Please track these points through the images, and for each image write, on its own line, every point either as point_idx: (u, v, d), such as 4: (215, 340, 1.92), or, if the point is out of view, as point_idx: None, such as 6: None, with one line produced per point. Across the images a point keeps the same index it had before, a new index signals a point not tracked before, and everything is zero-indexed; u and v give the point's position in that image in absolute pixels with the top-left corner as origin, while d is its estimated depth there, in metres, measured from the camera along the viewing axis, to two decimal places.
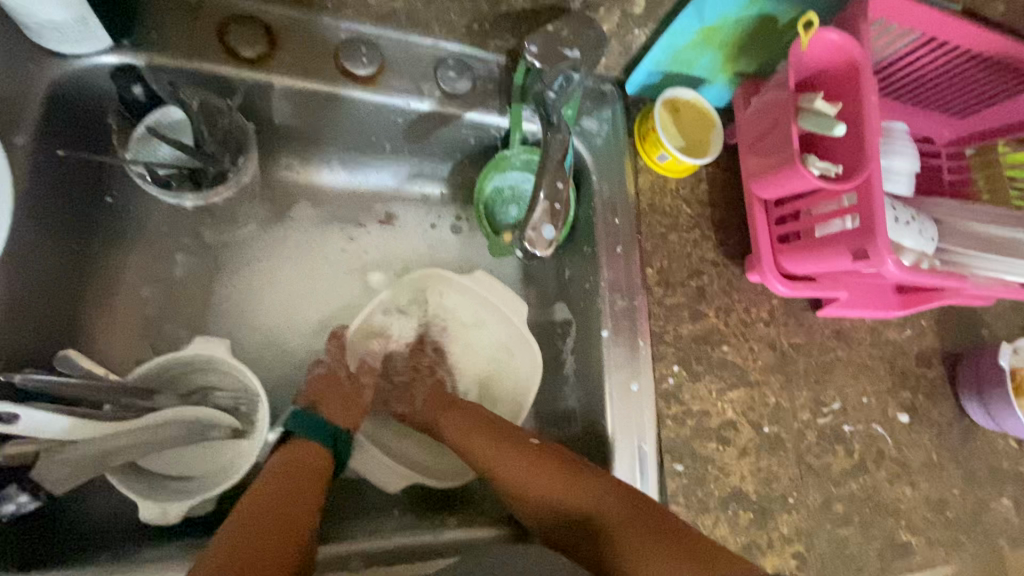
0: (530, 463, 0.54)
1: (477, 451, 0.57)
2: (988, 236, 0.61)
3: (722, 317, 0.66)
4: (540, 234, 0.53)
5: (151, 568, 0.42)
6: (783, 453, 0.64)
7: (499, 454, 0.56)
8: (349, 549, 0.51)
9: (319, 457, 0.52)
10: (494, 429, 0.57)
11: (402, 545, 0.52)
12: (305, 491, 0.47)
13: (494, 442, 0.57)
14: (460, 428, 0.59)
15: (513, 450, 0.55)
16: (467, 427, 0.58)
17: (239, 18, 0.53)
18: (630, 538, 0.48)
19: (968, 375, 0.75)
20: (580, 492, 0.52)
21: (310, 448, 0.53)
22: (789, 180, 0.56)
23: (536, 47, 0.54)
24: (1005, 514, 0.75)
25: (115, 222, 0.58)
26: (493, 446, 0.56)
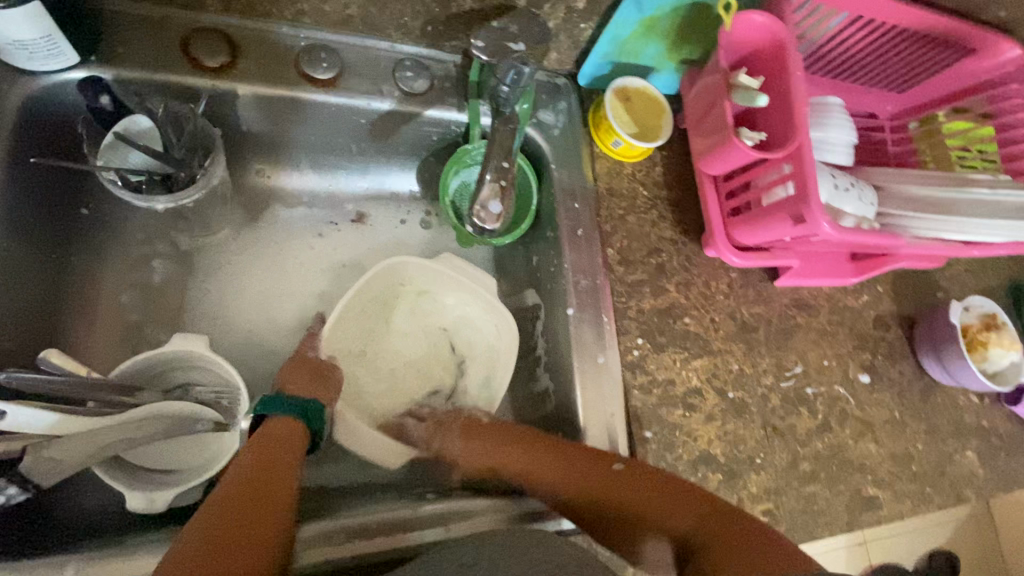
0: (600, 480, 0.55)
1: (543, 476, 0.57)
2: (923, 197, 0.64)
3: (682, 291, 0.69)
4: (489, 210, 0.57)
5: (137, 548, 0.44)
6: (748, 416, 0.67)
7: (568, 474, 0.56)
8: (326, 531, 0.52)
9: (289, 434, 0.53)
10: (557, 450, 0.58)
11: (377, 521, 0.53)
12: (281, 470, 0.49)
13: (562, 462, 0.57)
14: (522, 453, 0.59)
15: (589, 471, 0.56)
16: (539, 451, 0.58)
17: (203, 31, 0.56)
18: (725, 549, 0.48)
19: (925, 335, 0.79)
20: (667, 511, 0.53)
21: (280, 426, 0.54)
22: (729, 154, 0.59)
23: (481, 41, 0.55)
24: (969, 466, 0.79)
25: (92, 233, 0.60)
26: (562, 468, 0.57)
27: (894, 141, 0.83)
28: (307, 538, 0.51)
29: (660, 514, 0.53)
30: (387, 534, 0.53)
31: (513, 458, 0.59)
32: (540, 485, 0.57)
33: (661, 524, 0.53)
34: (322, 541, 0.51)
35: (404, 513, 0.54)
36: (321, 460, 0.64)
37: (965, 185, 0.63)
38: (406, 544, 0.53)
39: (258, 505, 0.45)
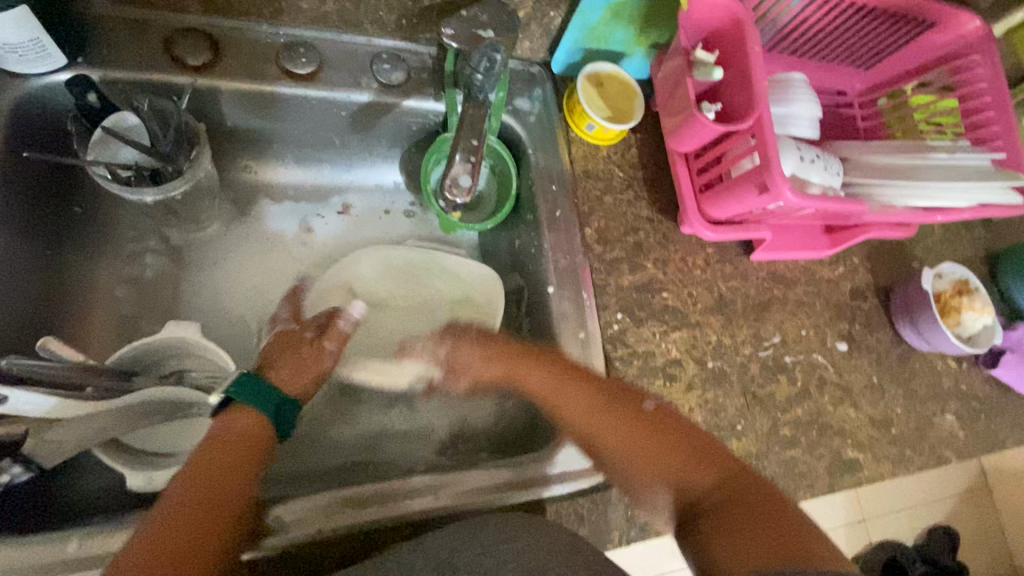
0: (632, 425, 0.55)
1: (576, 412, 0.57)
2: (885, 164, 0.68)
3: (660, 267, 0.72)
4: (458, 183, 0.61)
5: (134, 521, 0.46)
6: (727, 384, 0.70)
7: (599, 417, 0.56)
8: (313, 506, 0.54)
9: (254, 431, 0.51)
10: (597, 393, 0.57)
11: (362, 494, 0.55)
12: (242, 475, 0.48)
13: (598, 405, 0.57)
14: (559, 391, 0.58)
15: (619, 409, 0.56)
16: (572, 382, 0.58)
17: (185, 31, 0.58)
18: (735, 523, 0.47)
19: (900, 303, 0.81)
20: (689, 471, 0.52)
21: (242, 422, 0.51)
22: (695, 130, 0.62)
23: (453, 29, 0.59)
24: (949, 428, 0.80)
25: (85, 231, 0.62)
26: (595, 409, 0.56)
27: (864, 117, 0.85)
28: (293, 515, 0.53)
29: (683, 471, 0.52)
30: (374, 506, 0.55)
31: (543, 389, 0.59)
32: (566, 420, 0.57)
33: (676, 483, 0.52)
34: (309, 516, 0.53)
35: (387, 485, 0.56)
36: (316, 443, 0.66)
37: (924, 152, 0.67)
38: (392, 515, 0.55)
39: (212, 517, 0.44)
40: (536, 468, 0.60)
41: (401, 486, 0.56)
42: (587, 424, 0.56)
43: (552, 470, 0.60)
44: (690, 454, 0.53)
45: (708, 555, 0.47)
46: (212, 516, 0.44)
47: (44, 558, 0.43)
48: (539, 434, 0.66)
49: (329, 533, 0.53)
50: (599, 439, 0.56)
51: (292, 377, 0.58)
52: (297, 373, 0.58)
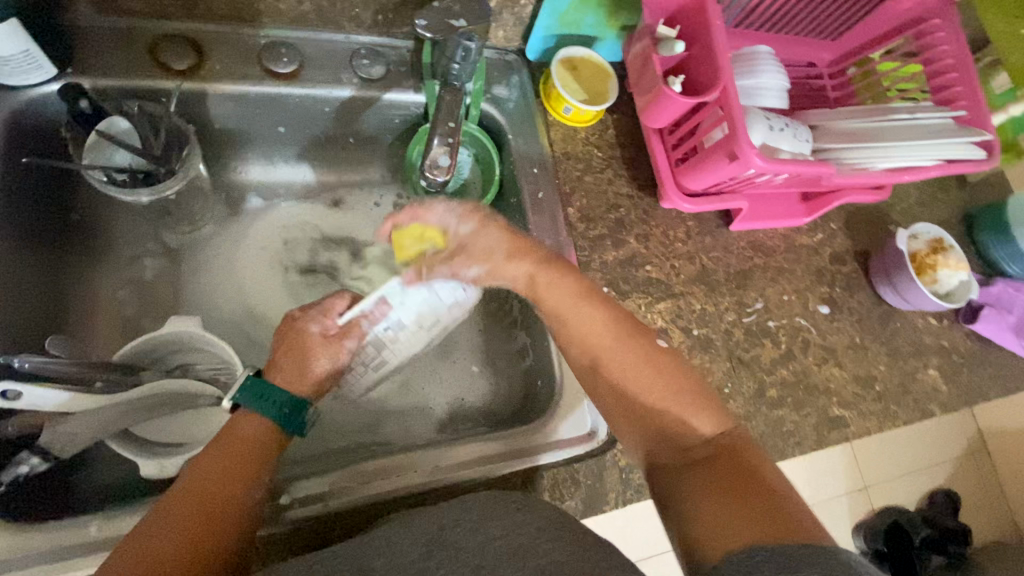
0: (647, 360, 0.54)
1: (600, 341, 0.56)
2: (850, 129, 0.70)
3: (642, 242, 0.74)
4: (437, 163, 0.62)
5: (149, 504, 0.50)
6: (713, 350, 0.73)
7: (619, 345, 0.55)
8: (321, 485, 0.57)
9: (257, 436, 0.51)
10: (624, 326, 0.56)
11: (365, 470, 0.58)
12: (241, 482, 0.48)
13: (623, 337, 0.55)
14: (588, 320, 0.56)
15: (633, 343, 0.55)
16: (592, 309, 0.56)
17: (170, 38, 0.60)
18: (720, 484, 0.48)
19: (877, 264, 0.84)
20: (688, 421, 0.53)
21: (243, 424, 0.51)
22: (665, 104, 0.65)
23: (426, 21, 0.61)
24: (931, 383, 0.83)
25: (85, 236, 0.64)
26: (619, 338, 0.55)
27: (834, 87, 0.87)
28: (301, 495, 0.56)
29: (682, 421, 0.53)
30: (377, 481, 0.58)
31: (560, 310, 0.57)
32: (583, 348, 0.56)
33: (671, 432, 0.52)
34: (316, 494, 0.56)
35: (387, 462, 0.59)
36: (319, 429, 0.68)
37: (885, 115, 0.70)
38: (394, 487, 0.58)
39: (199, 517, 0.44)
40: (535, 437, 0.63)
41: (402, 461, 0.59)
42: (602, 353, 0.56)
43: (549, 437, 0.63)
44: (694, 400, 0.53)
45: (686, 505, 0.48)
46: (202, 523, 0.44)
47: (66, 542, 0.46)
48: (535, 406, 0.69)
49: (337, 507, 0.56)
50: (615, 373, 0.55)
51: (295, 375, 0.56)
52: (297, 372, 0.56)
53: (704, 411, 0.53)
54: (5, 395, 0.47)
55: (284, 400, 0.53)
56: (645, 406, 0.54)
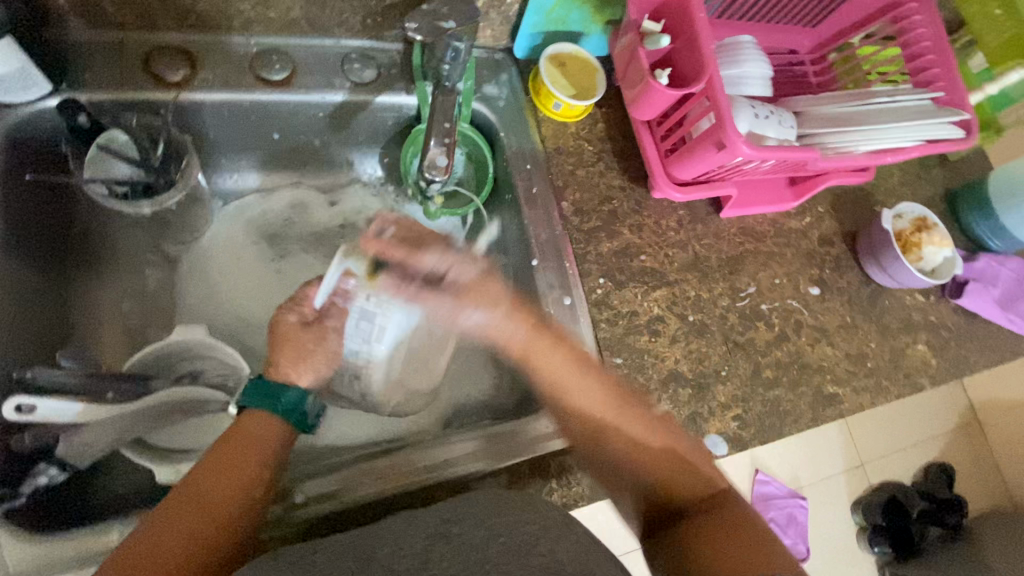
0: (643, 425, 0.58)
1: (604, 418, 0.59)
2: (834, 114, 0.72)
3: (635, 232, 0.76)
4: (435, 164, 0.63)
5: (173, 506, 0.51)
6: (709, 334, 0.74)
7: (616, 415, 0.59)
8: (334, 482, 0.59)
9: (264, 433, 0.54)
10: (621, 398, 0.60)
11: (375, 467, 0.60)
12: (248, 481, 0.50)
13: (622, 410, 0.59)
14: (591, 395, 0.59)
15: (627, 410, 0.59)
16: (585, 379, 0.60)
17: (163, 50, 0.61)
18: (708, 533, 0.53)
19: (865, 244, 0.86)
20: (681, 479, 0.57)
21: (254, 423, 0.54)
22: (651, 97, 0.66)
23: (415, 23, 0.62)
24: (921, 357, 0.85)
25: (86, 249, 0.64)
26: (621, 409, 0.59)
27: (815, 73, 0.89)
28: (315, 492, 0.58)
29: (681, 478, 0.57)
30: (386, 479, 0.60)
31: (555, 378, 0.61)
32: (585, 425, 0.60)
33: (666, 488, 0.57)
34: (328, 492, 0.58)
35: (397, 460, 0.61)
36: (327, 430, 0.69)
37: (866, 100, 0.71)
38: (402, 483, 0.60)
39: (204, 516, 0.47)
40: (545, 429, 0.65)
41: (411, 458, 0.61)
42: (605, 430, 0.59)
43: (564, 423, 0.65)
44: (681, 460, 0.58)
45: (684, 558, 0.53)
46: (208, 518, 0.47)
47: (87, 548, 0.48)
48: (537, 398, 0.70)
49: (348, 502, 0.58)
50: (618, 451, 0.59)
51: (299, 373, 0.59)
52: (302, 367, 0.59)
53: (689, 469, 0.57)
54: (21, 408, 0.48)
55: (285, 394, 0.56)
56: (645, 475, 0.58)
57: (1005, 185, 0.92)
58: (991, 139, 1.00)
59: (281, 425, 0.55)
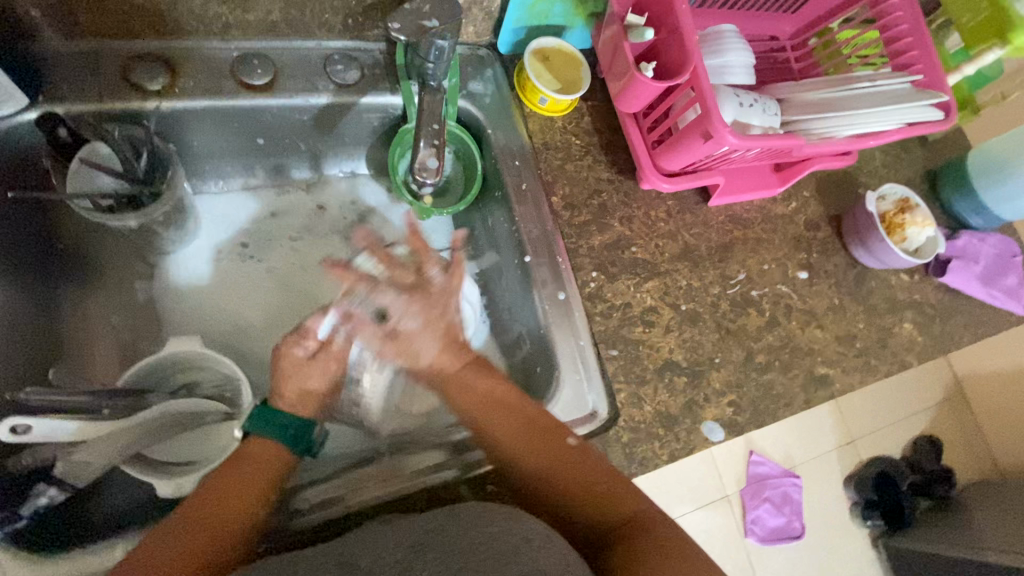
0: (555, 453, 0.57)
1: (539, 439, 0.58)
2: (817, 100, 0.73)
3: (626, 225, 0.76)
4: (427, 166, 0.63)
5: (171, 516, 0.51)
6: (702, 323, 0.75)
7: (534, 443, 0.58)
8: (327, 490, 0.60)
9: (270, 456, 0.55)
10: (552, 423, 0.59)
11: (365, 476, 0.62)
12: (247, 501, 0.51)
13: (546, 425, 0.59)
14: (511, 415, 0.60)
15: (543, 438, 0.58)
16: (488, 407, 0.60)
17: (140, 58, 0.60)
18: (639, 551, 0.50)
19: (850, 227, 0.87)
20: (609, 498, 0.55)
21: (258, 446, 0.55)
22: (637, 90, 0.67)
23: (398, 23, 0.60)
24: (908, 335, 0.87)
25: (73, 263, 0.62)
26: (547, 429, 0.59)
27: (797, 59, 0.90)
28: (307, 502, 0.59)
29: (604, 498, 0.55)
30: (378, 484, 0.61)
31: (477, 404, 0.61)
32: (507, 451, 0.59)
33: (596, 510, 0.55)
34: (321, 501, 0.59)
35: (386, 468, 0.64)
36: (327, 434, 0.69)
37: (847, 85, 0.72)
38: (396, 486, 0.61)
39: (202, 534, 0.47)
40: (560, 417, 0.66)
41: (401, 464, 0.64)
42: (535, 450, 0.58)
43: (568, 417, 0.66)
44: (606, 479, 0.56)
45: None
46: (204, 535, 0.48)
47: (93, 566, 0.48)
48: (535, 394, 0.71)
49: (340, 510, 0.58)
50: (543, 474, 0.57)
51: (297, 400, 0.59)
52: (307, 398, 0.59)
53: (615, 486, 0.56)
54: (15, 428, 0.47)
55: (290, 421, 0.56)
56: (574, 504, 0.56)
57: (983, 162, 0.94)
58: (968, 118, 1.01)
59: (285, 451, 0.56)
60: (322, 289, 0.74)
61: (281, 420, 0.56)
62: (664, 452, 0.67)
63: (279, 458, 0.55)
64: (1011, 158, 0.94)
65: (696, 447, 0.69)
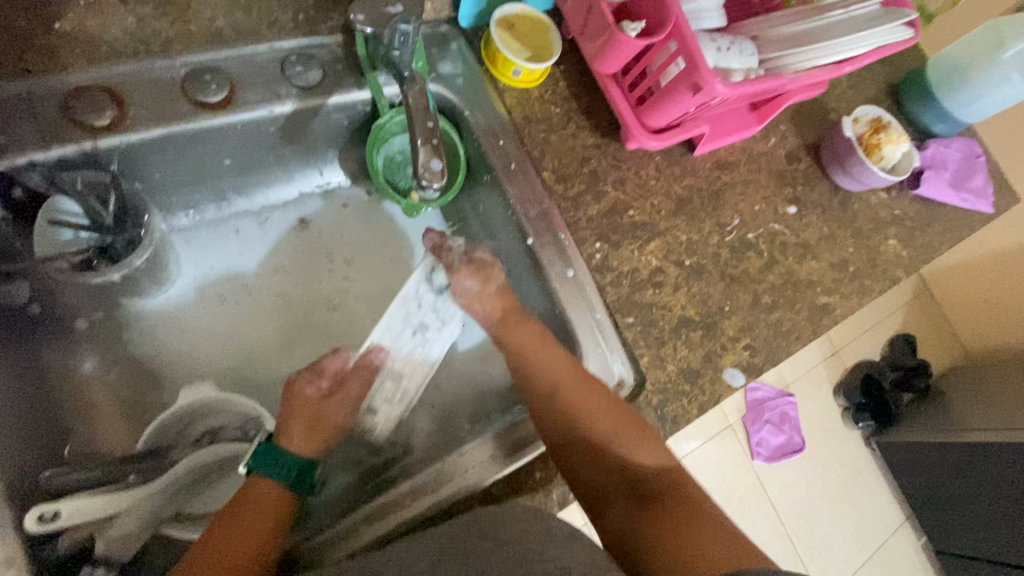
0: (611, 402, 0.59)
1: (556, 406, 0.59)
2: (792, 34, 0.71)
3: (619, 188, 0.75)
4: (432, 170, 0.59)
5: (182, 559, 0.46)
6: (707, 275, 0.76)
7: (589, 396, 0.59)
8: (349, 522, 0.55)
9: (274, 501, 0.51)
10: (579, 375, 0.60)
11: (392, 499, 0.57)
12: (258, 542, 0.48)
13: (582, 390, 0.59)
14: (552, 371, 0.60)
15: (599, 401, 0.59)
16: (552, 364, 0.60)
17: (77, 91, 0.53)
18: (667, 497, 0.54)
19: (830, 155, 0.88)
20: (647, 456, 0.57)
21: (262, 492, 0.51)
22: (619, 49, 0.66)
23: (361, 14, 0.58)
24: (894, 251, 0.89)
25: (47, 329, 0.58)
26: (571, 385, 0.59)
27: None
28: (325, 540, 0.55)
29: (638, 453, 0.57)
30: (404, 506, 0.57)
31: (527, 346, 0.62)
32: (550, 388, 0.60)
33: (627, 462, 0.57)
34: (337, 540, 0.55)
35: (428, 481, 0.59)
36: (357, 451, 0.67)
37: (821, 13, 0.71)
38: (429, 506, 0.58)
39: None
40: (604, 371, 0.67)
41: (426, 481, 0.59)
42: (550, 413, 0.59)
43: (617, 373, 0.67)
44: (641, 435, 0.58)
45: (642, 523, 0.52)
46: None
47: None
48: None
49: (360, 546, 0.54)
50: (587, 419, 0.58)
51: (306, 437, 0.56)
52: (313, 435, 0.57)
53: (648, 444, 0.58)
54: (44, 517, 0.44)
55: (294, 461, 0.54)
56: (603, 449, 0.57)
57: (944, 71, 0.96)
58: (922, 26, 1.03)
59: (288, 495, 0.52)
60: (320, 303, 0.72)
61: (286, 460, 0.53)
62: (694, 407, 0.69)
63: (285, 503, 0.52)
64: (976, 65, 0.97)
65: (721, 396, 0.70)
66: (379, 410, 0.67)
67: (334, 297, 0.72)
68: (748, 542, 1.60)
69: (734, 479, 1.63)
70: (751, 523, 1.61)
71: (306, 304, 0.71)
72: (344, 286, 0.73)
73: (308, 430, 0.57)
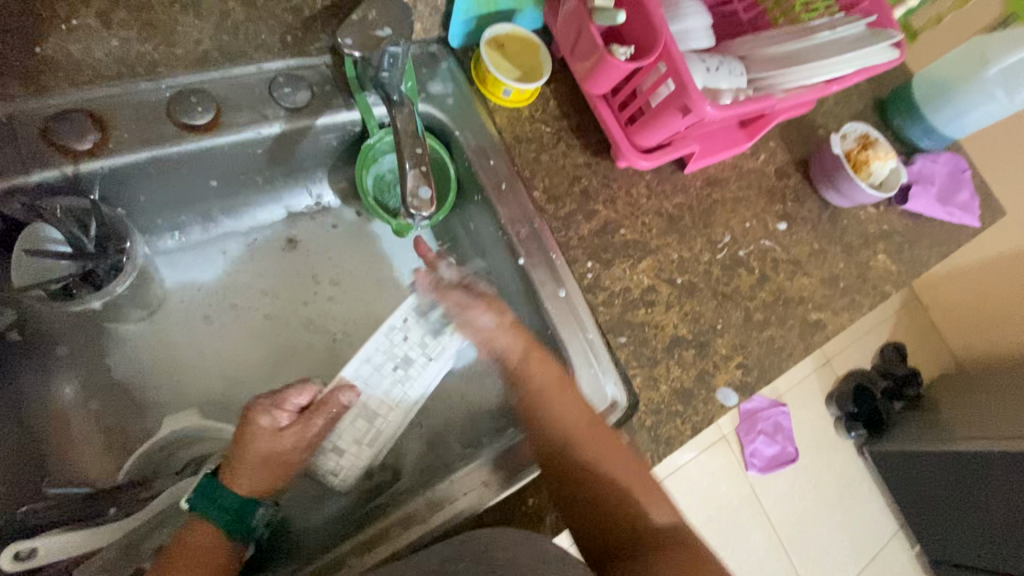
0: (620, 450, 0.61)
1: (569, 448, 0.61)
2: (780, 54, 0.72)
3: (610, 207, 0.75)
4: (421, 196, 0.58)
5: None
6: (699, 293, 0.76)
7: (604, 441, 0.61)
8: (339, 552, 0.54)
9: (211, 547, 0.51)
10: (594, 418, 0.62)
11: (383, 528, 0.56)
12: None
13: (600, 442, 0.61)
14: (568, 407, 0.62)
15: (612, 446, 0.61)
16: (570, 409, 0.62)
17: (59, 115, 0.52)
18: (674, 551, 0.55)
19: (818, 171, 0.89)
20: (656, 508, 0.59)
21: (200, 539, 0.51)
22: (609, 70, 0.66)
23: (350, 40, 0.57)
24: (884, 266, 0.90)
25: (25, 359, 0.56)
26: (588, 427, 0.61)
27: None
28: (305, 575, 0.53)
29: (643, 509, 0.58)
30: (395, 535, 0.56)
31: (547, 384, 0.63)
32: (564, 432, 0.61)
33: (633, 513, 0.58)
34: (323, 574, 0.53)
35: (419, 509, 0.58)
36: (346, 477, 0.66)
37: (809, 34, 0.72)
38: (420, 534, 0.57)
39: None
40: (597, 393, 0.67)
41: (416, 508, 0.58)
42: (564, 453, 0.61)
43: (611, 396, 0.67)
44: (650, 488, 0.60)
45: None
46: None
47: None
48: None
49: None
50: (601, 465, 0.60)
51: (255, 479, 0.55)
52: (260, 475, 0.55)
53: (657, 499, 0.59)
54: (21, 555, 0.45)
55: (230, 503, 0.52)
56: (611, 497, 0.59)
57: (930, 87, 0.97)
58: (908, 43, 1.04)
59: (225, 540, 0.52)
60: (309, 324, 0.71)
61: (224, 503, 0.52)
62: (687, 427, 0.69)
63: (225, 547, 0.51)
64: (960, 82, 0.97)
65: (715, 415, 0.70)
66: (344, 451, 0.64)
67: (324, 319, 0.71)
68: (742, 555, 1.59)
69: (727, 492, 1.62)
70: (745, 535, 1.60)
71: (295, 325, 0.70)
72: (333, 308, 0.72)
73: (256, 472, 0.55)
